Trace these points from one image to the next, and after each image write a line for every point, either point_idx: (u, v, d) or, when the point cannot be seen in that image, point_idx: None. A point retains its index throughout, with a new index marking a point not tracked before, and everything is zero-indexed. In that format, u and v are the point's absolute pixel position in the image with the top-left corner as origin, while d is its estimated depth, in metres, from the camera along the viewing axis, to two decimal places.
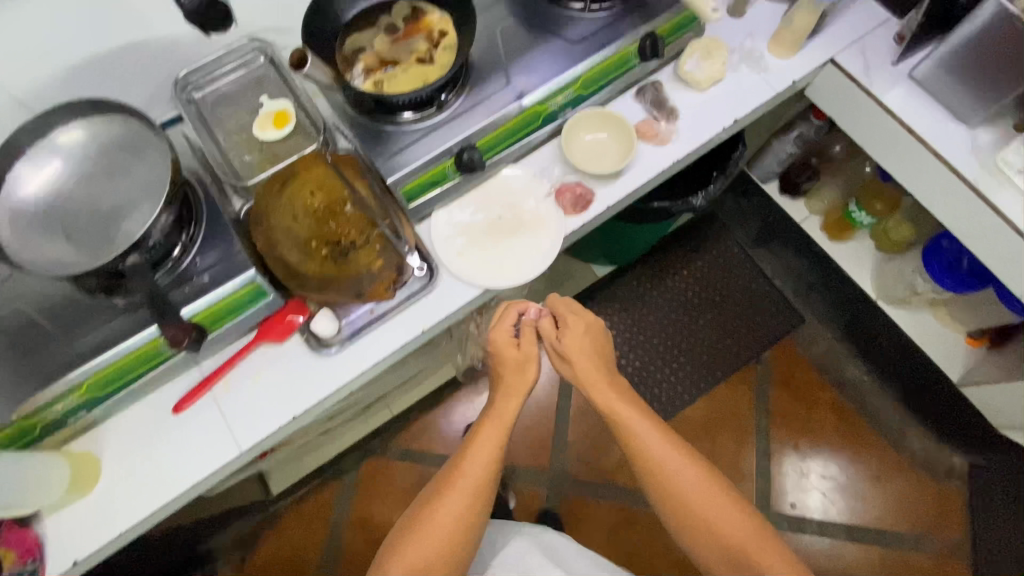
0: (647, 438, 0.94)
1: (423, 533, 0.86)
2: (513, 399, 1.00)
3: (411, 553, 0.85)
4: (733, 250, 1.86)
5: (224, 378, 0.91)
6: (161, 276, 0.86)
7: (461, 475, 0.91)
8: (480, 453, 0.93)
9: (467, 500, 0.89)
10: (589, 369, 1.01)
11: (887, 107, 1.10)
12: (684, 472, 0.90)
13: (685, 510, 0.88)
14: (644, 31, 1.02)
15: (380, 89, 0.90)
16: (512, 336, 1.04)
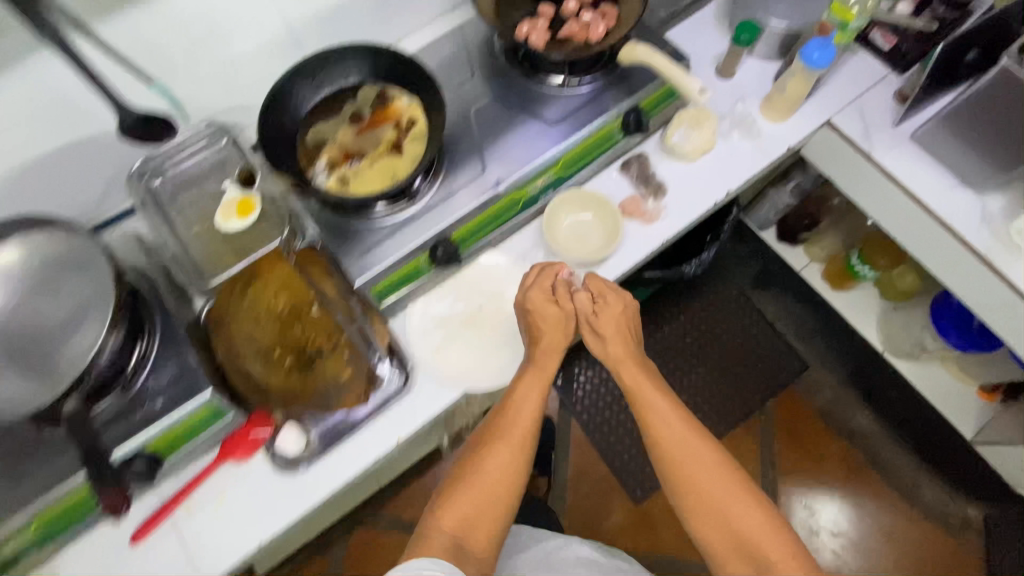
0: (664, 424, 0.82)
1: (469, 486, 0.78)
2: (557, 355, 0.88)
3: (450, 516, 0.76)
4: (732, 294, 1.77)
5: (185, 502, 0.84)
6: (111, 400, 0.79)
7: (510, 431, 0.83)
8: (526, 394, 0.86)
9: (514, 452, 0.81)
10: (618, 351, 0.89)
11: (890, 174, 1.02)
12: (709, 464, 0.79)
13: (706, 510, 0.76)
14: (628, 104, 0.95)
15: (345, 186, 0.84)
16: (534, 296, 0.89)
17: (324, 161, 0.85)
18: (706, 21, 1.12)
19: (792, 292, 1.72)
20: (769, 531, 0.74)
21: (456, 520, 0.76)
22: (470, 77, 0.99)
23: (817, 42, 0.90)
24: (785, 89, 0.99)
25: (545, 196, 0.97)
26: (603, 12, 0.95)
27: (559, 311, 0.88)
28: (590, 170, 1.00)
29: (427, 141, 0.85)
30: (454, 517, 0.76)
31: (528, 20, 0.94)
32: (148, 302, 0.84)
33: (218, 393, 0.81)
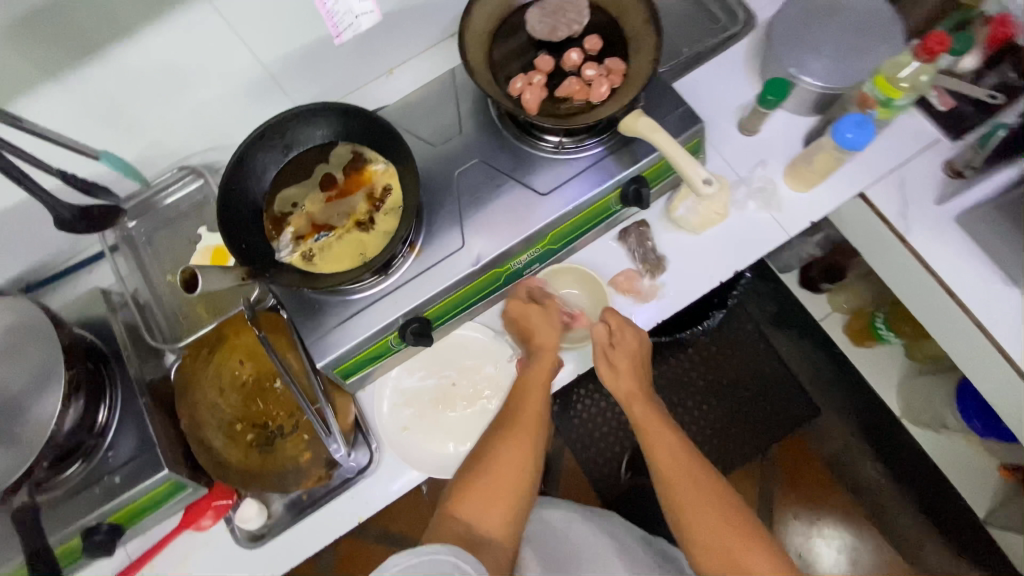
0: (666, 453, 0.78)
1: (484, 482, 0.71)
2: (553, 353, 0.83)
3: (465, 508, 0.69)
4: (746, 325, 1.52)
5: (148, 563, 0.84)
6: (75, 470, 0.79)
7: (522, 421, 0.77)
8: (538, 386, 0.81)
9: (528, 441, 0.75)
10: (626, 378, 0.84)
11: (924, 261, 0.90)
12: (714, 500, 0.73)
13: (714, 548, 0.70)
14: (629, 175, 0.86)
15: (310, 262, 0.78)
16: (528, 309, 0.85)
17: (291, 232, 0.79)
18: (736, 64, 0.99)
19: (807, 333, 1.53)
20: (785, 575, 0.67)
21: (472, 514, 0.69)
22: (457, 131, 0.89)
23: (853, 120, 0.78)
24: (811, 162, 0.88)
25: (530, 270, 0.90)
26: (609, 68, 0.84)
27: (556, 313, 0.85)
28: (583, 240, 0.92)
29: (401, 217, 0.78)
30: (471, 510, 0.69)
31: (522, 75, 0.85)
32: (111, 363, 0.84)
33: (177, 472, 0.79)
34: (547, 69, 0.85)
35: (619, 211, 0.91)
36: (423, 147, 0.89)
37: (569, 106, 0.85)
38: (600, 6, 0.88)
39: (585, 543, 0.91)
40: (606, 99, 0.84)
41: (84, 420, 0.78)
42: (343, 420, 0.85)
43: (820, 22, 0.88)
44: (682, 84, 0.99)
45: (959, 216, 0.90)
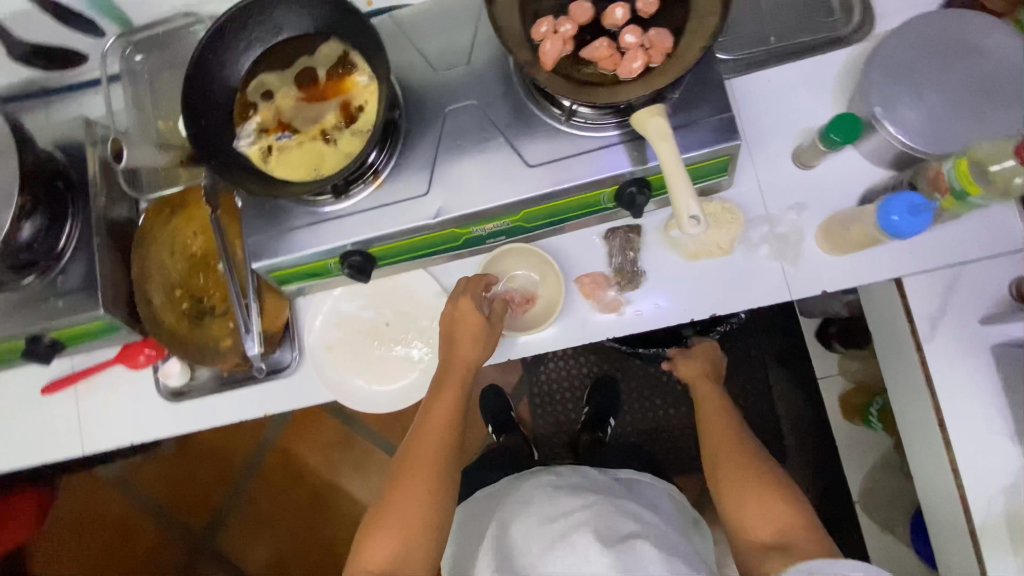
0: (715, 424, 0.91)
1: (389, 526, 0.74)
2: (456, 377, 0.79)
3: (378, 554, 0.73)
4: (741, 353, 1.39)
5: (86, 380, 0.93)
6: (30, 282, 0.84)
7: (417, 459, 0.77)
8: (437, 417, 0.78)
9: (425, 483, 0.75)
10: (702, 382, 1.00)
11: (930, 379, 0.77)
12: (747, 463, 0.83)
13: (741, 504, 0.80)
14: (632, 174, 0.75)
15: (264, 161, 0.74)
16: (460, 316, 0.79)
17: (256, 123, 0.75)
18: (821, 80, 0.82)
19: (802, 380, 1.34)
20: (799, 526, 0.76)
21: (383, 558, 0.72)
22: (464, 61, 0.78)
23: (909, 201, 0.63)
24: (847, 227, 0.75)
25: (495, 240, 0.83)
26: (651, 40, 0.69)
27: (483, 326, 0.79)
28: (565, 227, 0.83)
29: (364, 141, 0.72)
30: (382, 555, 0.72)
31: (550, 18, 0.71)
32: (79, 194, 0.86)
33: (112, 314, 0.84)
34: (582, 19, 0.71)
35: (613, 209, 0.81)
36: (423, 68, 0.79)
37: (593, 72, 0.72)
38: None
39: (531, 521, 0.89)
40: (637, 76, 0.70)
41: (41, 238, 0.81)
42: (272, 320, 0.86)
43: (927, 68, 0.72)
44: (750, 81, 0.83)
45: (998, 344, 0.76)
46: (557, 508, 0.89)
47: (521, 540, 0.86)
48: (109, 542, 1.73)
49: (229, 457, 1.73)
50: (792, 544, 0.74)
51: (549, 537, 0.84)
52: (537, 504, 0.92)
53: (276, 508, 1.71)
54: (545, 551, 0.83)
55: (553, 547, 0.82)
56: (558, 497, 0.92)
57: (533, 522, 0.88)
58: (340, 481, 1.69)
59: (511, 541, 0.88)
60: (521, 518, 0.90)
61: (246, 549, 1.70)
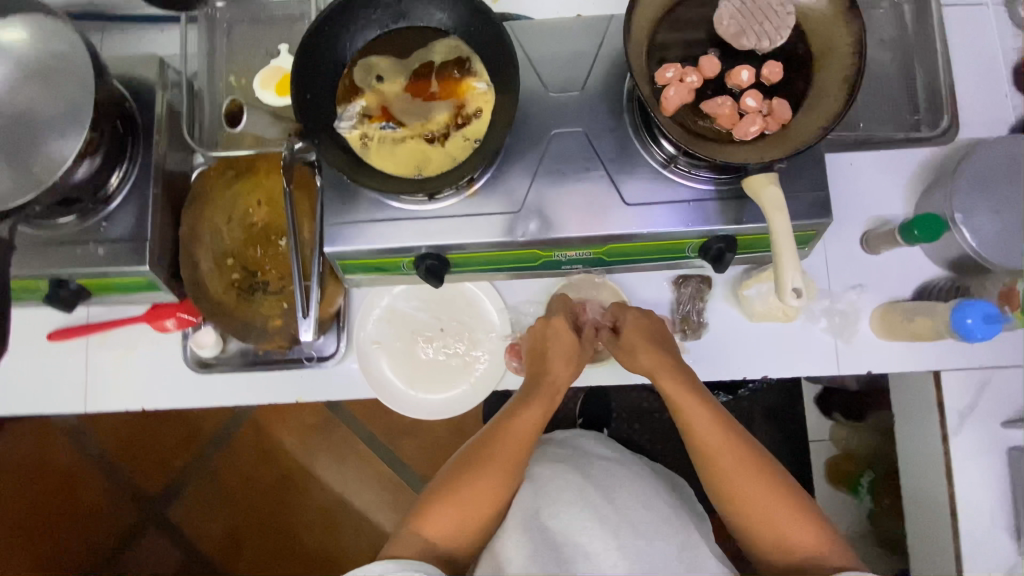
0: (709, 433, 0.73)
1: (458, 504, 0.73)
2: (562, 365, 0.80)
3: (438, 524, 0.72)
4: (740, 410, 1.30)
5: (102, 332, 0.86)
6: (69, 221, 0.77)
7: (498, 448, 0.76)
8: (519, 429, 0.77)
9: (503, 474, 0.75)
10: (648, 359, 0.77)
11: (951, 471, 0.81)
12: (760, 468, 0.72)
13: (761, 523, 0.71)
14: (721, 231, 0.76)
15: (364, 146, 0.71)
16: (552, 338, 0.80)
17: (360, 106, 0.72)
18: (899, 173, 0.86)
19: None
20: (825, 543, 0.69)
21: (441, 531, 0.72)
22: (577, 87, 0.78)
23: (984, 310, 0.68)
24: (910, 318, 0.79)
25: (571, 266, 0.83)
26: (771, 109, 0.71)
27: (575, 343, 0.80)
28: (641, 266, 0.84)
29: (474, 150, 0.70)
30: (438, 528, 0.72)
31: (678, 65, 0.72)
32: (138, 137, 0.80)
33: (156, 273, 0.79)
34: (709, 74, 0.72)
35: (691, 258, 0.83)
36: (535, 85, 0.78)
37: (708, 126, 0.73)
38: (805, 32, 0.73)
39: (565, 487, 0.82)
40: (749, 140, 0.71)
41: (94, 179, 0.74)
42: (327, 307, 0.82)
43: (1010, 186, 0.76)
44: (835, 162, 0.86)
45: (1015, 449, 0.81)
46: (589, 479, 0.85)
47: (547, 506, 0.80)
48: (46, 495, 1.55)
49: (197, 425, 1.60)
50: (822, 562, 0.68)
51: (580, 507, 0.79)
52: (563, 471, 0.86)
53: (242, 487, 1.60)
54: (576, 518, 0.78)
55: (586, 516, 0.78)
56: (586, 468, 0.88)
57: (561, 483, 0.83)
58: (313, 466, 1.59)
59: (536, 505, 0.80)
60: (545, 485, 0.83)
61: (200, 521, 1.58)
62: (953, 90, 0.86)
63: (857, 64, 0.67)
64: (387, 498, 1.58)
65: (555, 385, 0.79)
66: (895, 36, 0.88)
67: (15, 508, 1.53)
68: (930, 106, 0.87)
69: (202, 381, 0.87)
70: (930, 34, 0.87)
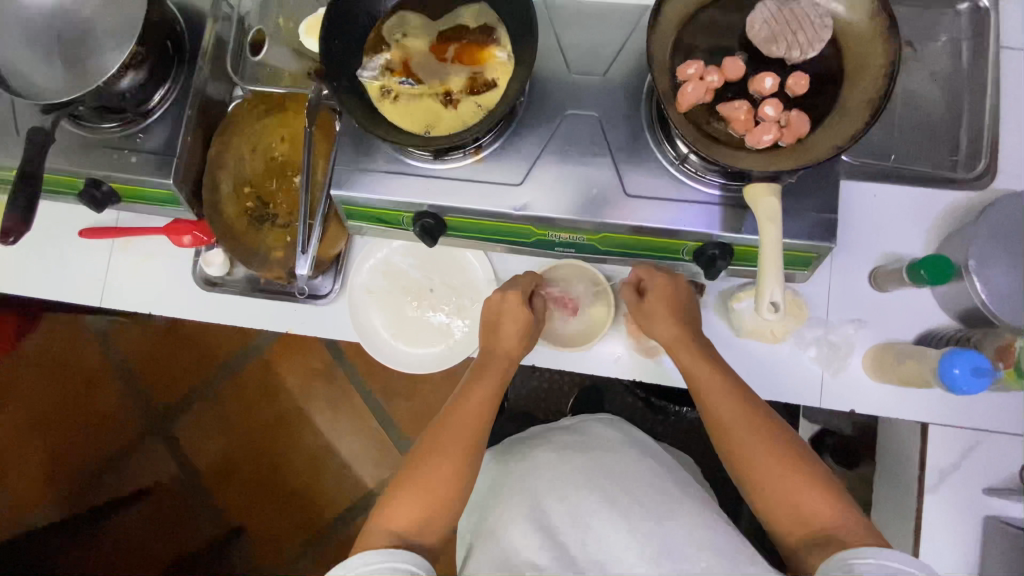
0: (722, 405, 0.71)
1: (413, 491, 0.70)
2: (512, 329, 0.80)
3: (405, 512, 0.69)
4: None
5: (126, 238, 0.93)
6: (110, 128, 0.84)
7: (449, 428, 0.73)
8: (473, 403, 0.75)
9: (457, 458, 0.72)
10: (664, 325, 0.79)
11: (919, 527, 0.78)
12: (769, 440, 0.68)
13: (769, 489, 0.66)
14: (718, 238, 0.75)
15: (381, 98, 0.74)
16: (508, 307, 0.80)
17: (384, 59, 0.75)
18: (924, 213, 0.82)
19: None
20: (841, 517, 0.63)
21: (407, 518, 0.68)
22: (600, 72, 0.79)
23: (975, 362, 0.66)
24: (900, 361, 0.76)
25: (564, 249, 0.84)
26: (789, 121, 0.69)
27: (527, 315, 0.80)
28: (634, 261, 0.84)
29: (483, 117, 0.72)
30: (406, 516, 0.68)
31: (701, 63, 0.71)
32: (184, 61, 0.85)
33: (178, 188, 0.84)
34: (731, 76, 0.71)
35: (686, 262, 0.82)
36: (559, 65, 0.79)
37: (721, 129, 0.72)
38: (840, 47, 0.71)
39: (574, 474, 0.81)
40: (760, 149, 0.70)
41: (137, 92, 0.80)
42: (326, 249, 0.86)
43: None
44: (857, 191, 0.83)
45: (993, 518, 0.77)
46: (596, 462, 0.83)
47: (554, 493, 0.79)
48: (68, 386, 1.69)
49: (210, 348, 1.70)
50: (836, 532, 0.62)
51: (590, 492, 0.78)
52: (568, 455, 0.85)
53: (239, 414, 1.68)
54: (585, 505, 0.76)
55: (594, 501, 0.76)
56: (593, 451, 0.86)
57: (565, 472, 0.82)
58: (309, 410, 1.66)
59: (543, 496, 0.79)
60: (550, 472, 0.83)
61: (199, 440, 1.68)
62: (997, 137, 0.82)
63: (885, 87, 0.65)
64: (371, 453, 1.63)
65: (509, 352, 0.80)
66: (948, 70, 0.84)
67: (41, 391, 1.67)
68: (971, 148, 0.82)
69: (205, 298, 0.93)
70: (984, 74, 0.83)
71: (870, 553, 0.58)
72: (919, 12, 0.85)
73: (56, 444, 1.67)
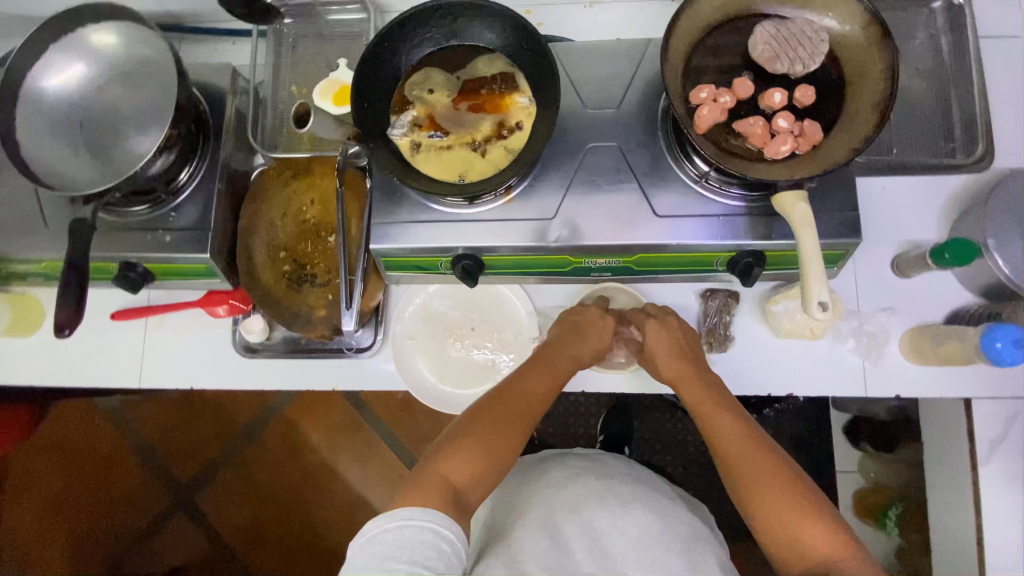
0: (727, 439, 0.72)
1: (474, 442, 0.70)
2: (591, 342, 0.83)
3: (462, 466, 0.68)
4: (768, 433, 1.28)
5: (160, 314, 0.94)
6: (141, 210, 0.85)
7: (512, 397, 0.75)
8: (537, 386, 0.77)
9: (517, 427, 0.74)
10: (674, 367, 0.80)
11: (979, 500, 0.80)
12: (775, 475, 0.68)
13: (770, 525, 0.66)
14: (750, 246, 0.78)
15: (412, 153, 0.77)
16: (602, 325, 0.84)
17: (411, 116, 0.78)
18: (933, 198, 0.87)
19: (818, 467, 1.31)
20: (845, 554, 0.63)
21: (468, 472, 0.68)
22: (615, 104, 0.83)
23: (1013, 335, 0.70)
24: (939, 343, 0.79)
25: (600, 274, 0.87)
26: (803, 130, 0.73)
27: (601, 346, 0.83)
28: (668, 277, 0.87)
29: (514, 159, 0.75)
30: (464, 470, 0.68)
31: (712, 86, 0.76)
32: (209, 137, 0.88)
33: (214, 261, 0.85)
34: (742, 95, 0.76)
35: (718, 272, 0.85)
36: (575, 101, 0.83)
37: (739, 145, 0.76)
38: (838, 58, 0.76)
39: (582, 496, 0.81)
40: (779, 159, 0.74)
41: (168, 172, 0.82)
42: (367, 301, 0.87)
43: None
44: (867, 185, 0.88)
45: None
46: (608, 488, 0.83)
47: (566, 507, 0.79)
48: (87, 471, 1.64)
49: (232, 413, 1.67)
50: (834, 566, 0.62)
51: (601, 511, 0.78)
52: (582, 478, 0.85)
53: (266, 478, 1.64)
54: (597, 521, 0.77)
55: (606, 522, 0.77)
56: (607, 478, 0.86)
57: (578, 491, 0.82)
58: (337, 465, 1.63)
59: (556, 508, 0.79)
60: (562, 491, 0.82)
61: (227, 510, 1.63)
62: (988, 122, 0.87)
63: (889, 91, 0.69)
64: None
65: (581, 357, 0.82)
66: (932, 66, 0.90)
67: (61, 480, 1.63)
68: (966, 135, 0.88)
69: (246, 365, 0.93)
70: (966, 65, 0.89)
71: None
72: (897, 15, 0.91)
73: (79, 533, 1.62)
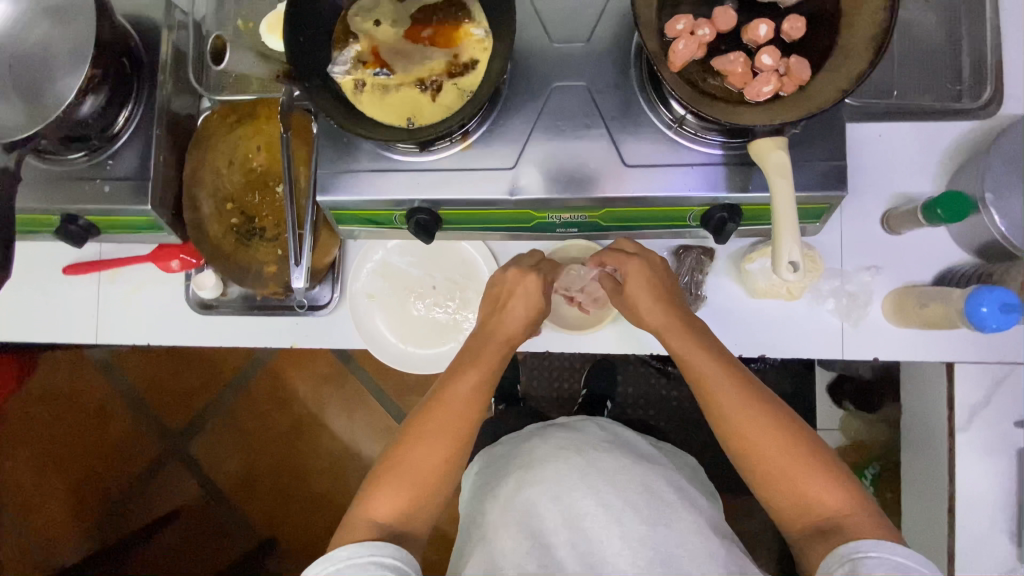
0: (722, 390, 0.68)
1: (396, 479, 0.69)
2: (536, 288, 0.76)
3: (386, 504, 0.69)
4: None
5: (112, 269, 0.90)
6: (78, 158, 0.80)
7: (437, 411, 0.71)
8: (461, 391, 0.72)
9: (445, 446, 0.70)
10: (656, 317, 0.73)
11: (952, 465, 0.78)
12: (774, 432, 0.65)
13: (774, 481, 0.65)
14: (725, 200, 0.72)
15: (356, 93, 0.70)
16: (522, 288, 0.76)
17: (354, 51, 0.70)
18: (933, 146, 0.79)
19: None
20: (849, 503, 0.63)
21: (390, 510, 0.68)
22: (584, 38, 0.75)
23: (1002, 298, 0.65)
24: (923, 305, 0.74)
25: (565, 229, 0.81)
26: (788, 68, 0.65)
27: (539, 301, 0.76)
28: (639, 232, 0.81)
29: (467, 100, 0.68)
30: (388, 507, 0.68)
31: (689, 17, 0.67)
32: (145, 77, 0.81)
33: (158, 213, 0.80)
34: (722, 28, 0.67)
35: (693, 227, 0.79)
36: (540, 35, 0.75)
37: (718, 85, 0.68)
38: None
39: (567, 475, 0.80)
40: (761, 101, 0.66)
41: (99, 115, 0.76)
42: (321, 257, 0.83)
43: None
44: (861, 131, 0.80)
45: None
46: (590, 462, 0.82)
47: (549, 490, 0.78)
48: (78, 421, 1.67)
49: (217, 366, 1.67)
50: (840, 521, 0.62)
51: (584, 491, 0.77)
52: (565, 455, 0.83)
53: (256, 432, 1.66)
54: (580, 505, 0.76)
55: (589, 502, 0.76)
56: (589, 451, 0.84)
57: (560, 471, 0.81)
58: (324, 417, 1.64)
59: (536, 494, 0.79)
60: (546, 469, 0.82)
61: (217, 459, 1.66)
62: (1000, 58, 0.78)
63: (888, 21, 0.61)
64: None
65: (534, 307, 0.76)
66: None
67: (55, 430, 1.67)
68: (976, 74, 0.79)
69: (203, 322, 0.90)
70: None
71: (873, 546, 0.58)
72: None
73: (77, 478, 1.66)
